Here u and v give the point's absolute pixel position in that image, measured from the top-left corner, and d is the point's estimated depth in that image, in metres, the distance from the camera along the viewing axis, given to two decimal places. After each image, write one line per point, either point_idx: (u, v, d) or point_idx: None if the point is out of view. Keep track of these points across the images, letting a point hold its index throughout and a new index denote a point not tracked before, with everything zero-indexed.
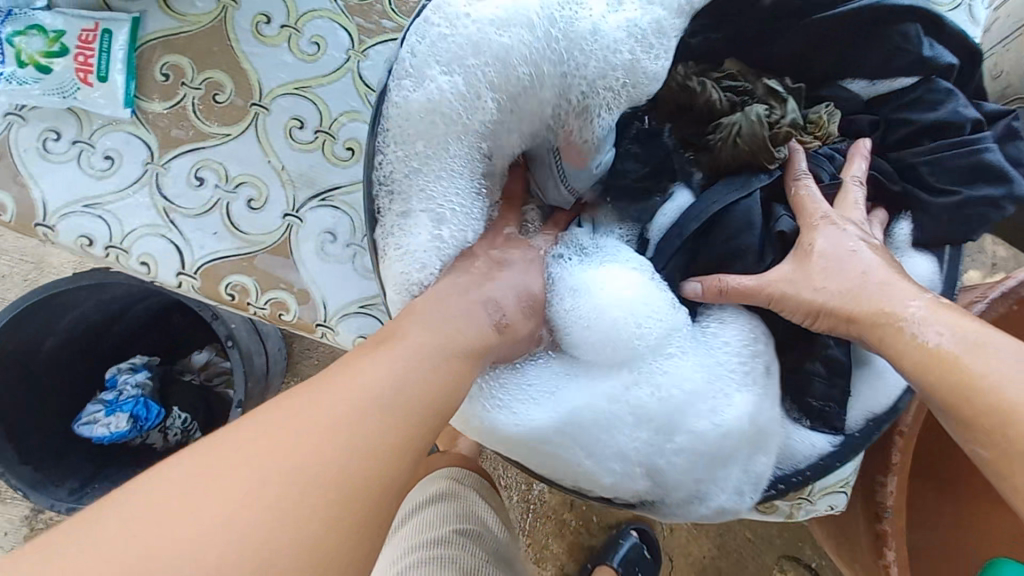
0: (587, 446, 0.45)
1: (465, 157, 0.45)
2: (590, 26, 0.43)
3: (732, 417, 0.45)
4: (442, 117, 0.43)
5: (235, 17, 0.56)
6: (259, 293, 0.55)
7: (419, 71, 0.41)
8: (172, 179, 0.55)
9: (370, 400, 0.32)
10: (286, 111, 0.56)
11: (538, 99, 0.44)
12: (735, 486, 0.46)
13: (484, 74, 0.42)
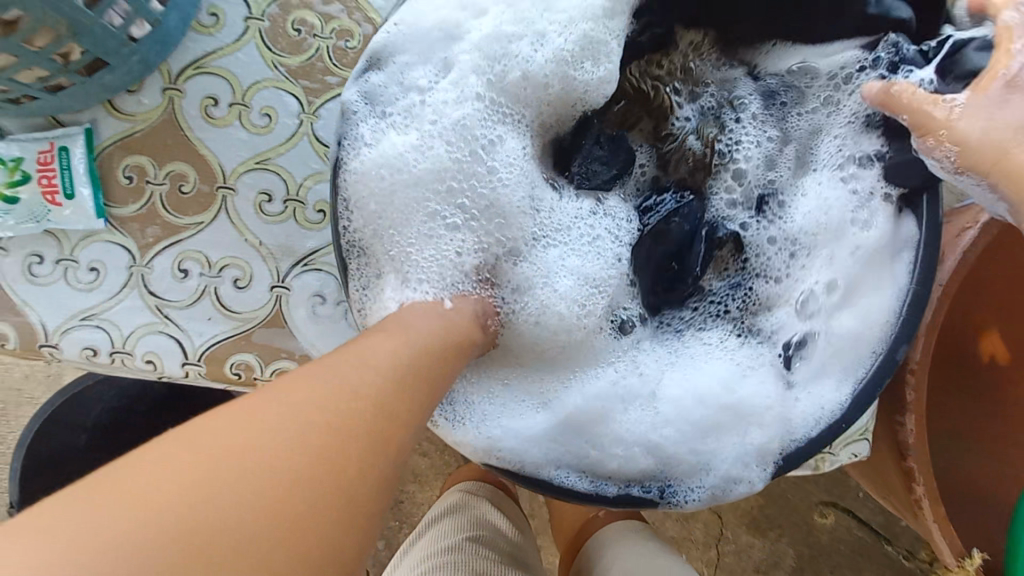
0: (592, 437, 0.45)
1: (424, 188, 0.43)
2: (515, 51, 0.44)
3: (707, 376, 0.48)
4: (398, 166, 0.42)
5: (182, 105, 0.57)
6: (264, 366, 0.57)
7: (373, 137, 0.42)
8: (158, 276, 0.56)
9: (344, 405, 0.28)
10: (252, 188, 0.57)
11: (477, 121, 0.43)
12: (735, 458, 0.46)
13: (426, 117, 0.43)
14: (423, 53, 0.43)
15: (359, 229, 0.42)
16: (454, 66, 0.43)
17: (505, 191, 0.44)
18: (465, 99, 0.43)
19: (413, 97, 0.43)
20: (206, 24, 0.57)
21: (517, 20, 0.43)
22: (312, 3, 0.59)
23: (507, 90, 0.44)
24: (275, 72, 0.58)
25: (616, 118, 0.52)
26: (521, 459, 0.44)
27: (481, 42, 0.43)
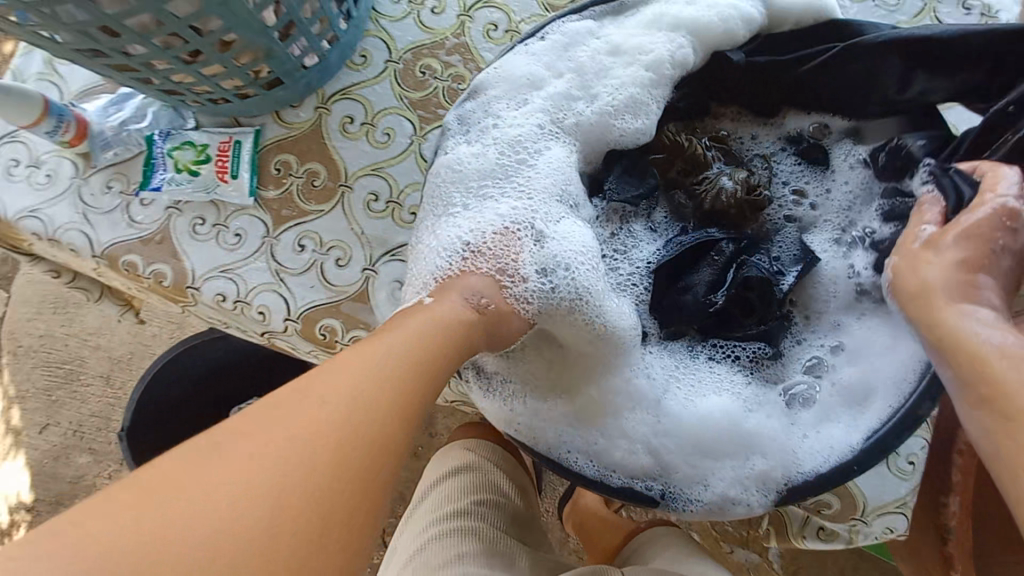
0: (603, 430, 0.51)
1: (485, 185, 0.52)
2: (567, 93, 0.53)
3: (707, 399, 0.53)
4: (466, 167, 0.52)
5: (328, 120, 0.73)
6: (345, 332, 0.68)
7: (454, 145, 0.53)
8: (282, 246, 0.70)
9: (330, 420, 0.35)
10: (365, 189, 0.71)
11: (528, 135, 0.52)
12: (735, 476, 0.51)
13: (493, 131, 0.53)
14: (509, 91, 0.53)
15: (431, 216, 0.53)
16: (530, 102, 0.53)
17: (540, 192, 0.51)
18: (527, 118, 0.53)
19: (489, 122, 0.53)
20: (357, 63, 0.74)
21: (580, 86, 0.54)
22: (438, 53, 0.74)
23: (561, 119, 0.53)
24: (400, 102, 0.73)
25: (638, 162, 0.58)
26: (534, 437, 0.50)
27: (553, 94, 0.53)
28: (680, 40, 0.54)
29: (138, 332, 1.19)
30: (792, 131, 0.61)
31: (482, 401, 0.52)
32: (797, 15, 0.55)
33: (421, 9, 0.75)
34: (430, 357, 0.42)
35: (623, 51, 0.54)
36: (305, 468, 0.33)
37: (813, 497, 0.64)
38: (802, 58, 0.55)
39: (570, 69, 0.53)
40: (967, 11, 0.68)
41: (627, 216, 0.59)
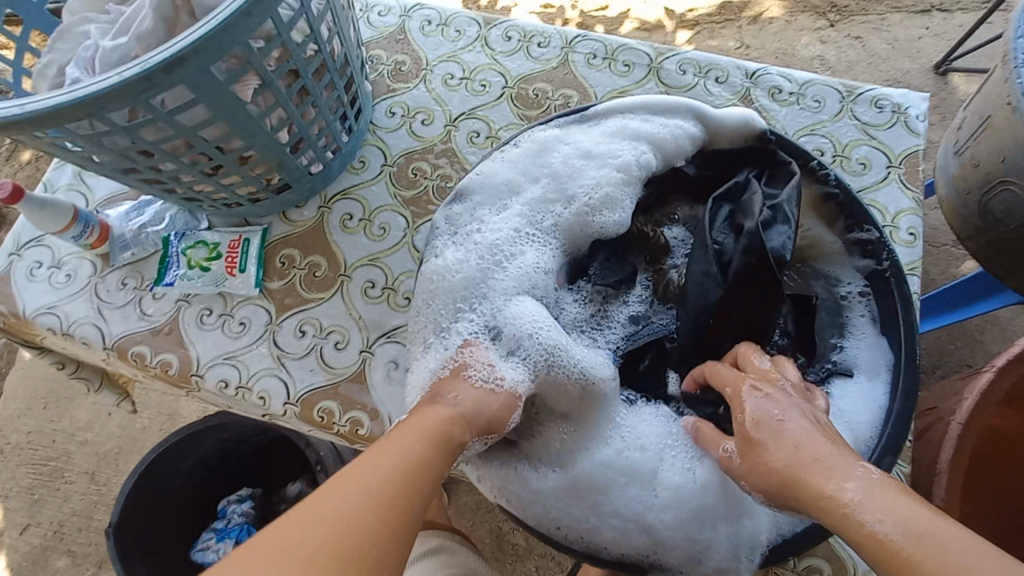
0: (594, 507, 0.53)
1: (468, 282, 0.58)
2: (541, 197, 0.61)
3: (702, 465, 0.54)
4: (450, 267, 0.58)
5: (329, 217, 0.81)
6: (342, 413, 0.71)
7: (440, 249, 0.60)
8: (283, 333, 0.75)
9: (363, 505, 0.39)
10: (363, 278, 0.77)
11: (506, 235, 0.60)
12: (727, 542, 0.51)
13: (475, 234, 0.60)
14: (490, 197, 0.61)
15: (420, 312, 0.59)
16: (509, 207, 0.61)
17: (517, 287, 0.58)
18: (506, 221, 0.60)
19: (473, 225, 0.60)
20: (357, 167, 0.83)
21: (555, 189, 0.62)
22: (428, 156, 0.84)
23: (538, 219, 0.61)
24: (394, 200, 0.81)
25: (617, 252, 0.66)
26: (526, 511, 0.53)
27: (530, 197, 0.61)
28: (642, 147, 0.62)
29: (128, 425, 1.19)
30: None
31: (480, 483, 0.55)
32: (731, 131, 0.63)
33: (412, 121, 0.86)
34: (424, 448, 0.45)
35: (594, 156, 0.62)
36: (346, 548, 0.37)
37: (806, 563, 0.65)
38: (735, 156, 0.65)
39: (545, 174, 0.62)
40: (880, 110, 0.80)
41: (609, 297, 0.64)
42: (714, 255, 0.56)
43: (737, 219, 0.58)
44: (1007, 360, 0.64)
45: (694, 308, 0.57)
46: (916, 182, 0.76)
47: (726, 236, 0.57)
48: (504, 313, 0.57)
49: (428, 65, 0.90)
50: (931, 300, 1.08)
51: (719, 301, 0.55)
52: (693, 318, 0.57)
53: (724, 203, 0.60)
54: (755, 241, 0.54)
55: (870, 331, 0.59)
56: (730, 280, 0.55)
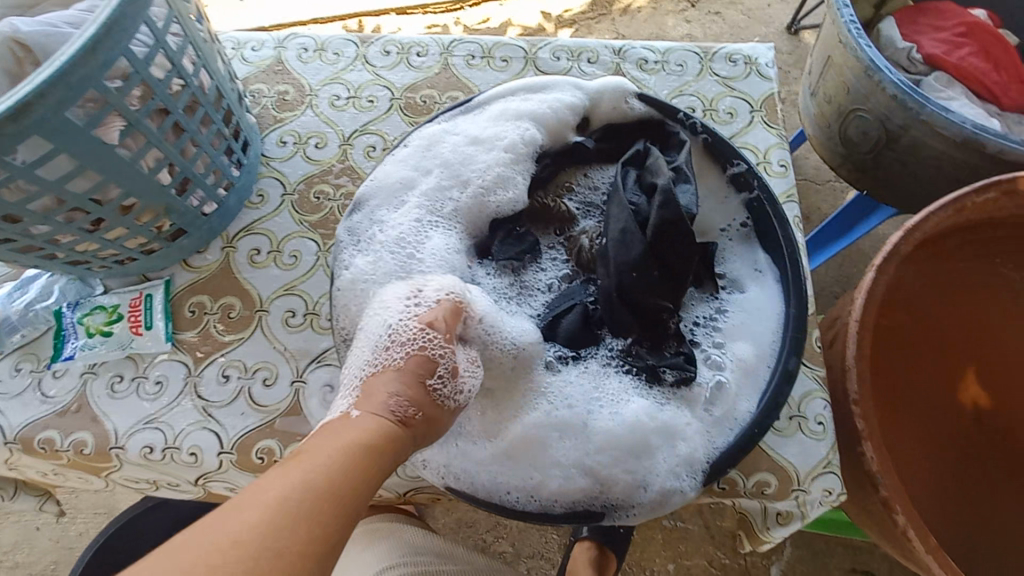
0: (535, 465, 0.54)
1: (386, 282, 0.59)
2: (438, 187, 0.64)
3: (627, 406, 0.56)
4: (365, 277, 0.59)
5: (235, 255, 0.79)
6: (283, 449, 0.68)
7: (351, 258, 0.61)
8: (205, 383, 0.72)
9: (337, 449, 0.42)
10: (282, 308, 0.75)
11: (410, 230, 0.61)
12: (670, 469, 0.54)
13: (380, 237, 0.61)
14: (387, 196, 0.63)
15: (343, 321, 0.59)
16: (407, 201, 0.63)
17: (433, 276, 0.59)
18: (409, 216, 0.62)
19: (374, 228, 0.62)
20: (255, 202, 0.82)
21: (449, 176, 0.64)
22: (328, 178, 0.83)
23: (440, 208, 0.63)
24: (301, 227, 0.80)
25: (518, 227, 0.67)
26: (474, 484, 0.54)
27: (426, 189, 0.63)
28: (525, 124, 0.66)
29: (61, 535, 1.08)
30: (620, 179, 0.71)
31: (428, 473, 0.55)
32: (609, 99, 0.69)
33: (305, 147, 0.86)
34: (360, 439, 0.44)
35: (482, 140, 0.66)
36: (321, 481, 0.39)
37: (755, 479, 0.69)
38: (619, 124, 0.70)
39: (437, 164, 0.65)
40: (735, 63, 0.88)
41: (518, 270, 0.65)
42: (631, 213, 0.58)
43: (646, 180, 0.62)
44: (882, 259, 0.71)
45: (618, 265, 0.58)
46: (778, 121, 0.84)
47: (640, 197, 0.60)
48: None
49: (311, 91, 0.90)
50: (824, 231, 1.18)
51: (640, 256, 0.57)
52: (617, 277, 0.58)
53: (632, 168, 0.64)
54: (670, 195, 0.57)
55: (756, 251, 0.65)
56: (650, 234, 0.57)
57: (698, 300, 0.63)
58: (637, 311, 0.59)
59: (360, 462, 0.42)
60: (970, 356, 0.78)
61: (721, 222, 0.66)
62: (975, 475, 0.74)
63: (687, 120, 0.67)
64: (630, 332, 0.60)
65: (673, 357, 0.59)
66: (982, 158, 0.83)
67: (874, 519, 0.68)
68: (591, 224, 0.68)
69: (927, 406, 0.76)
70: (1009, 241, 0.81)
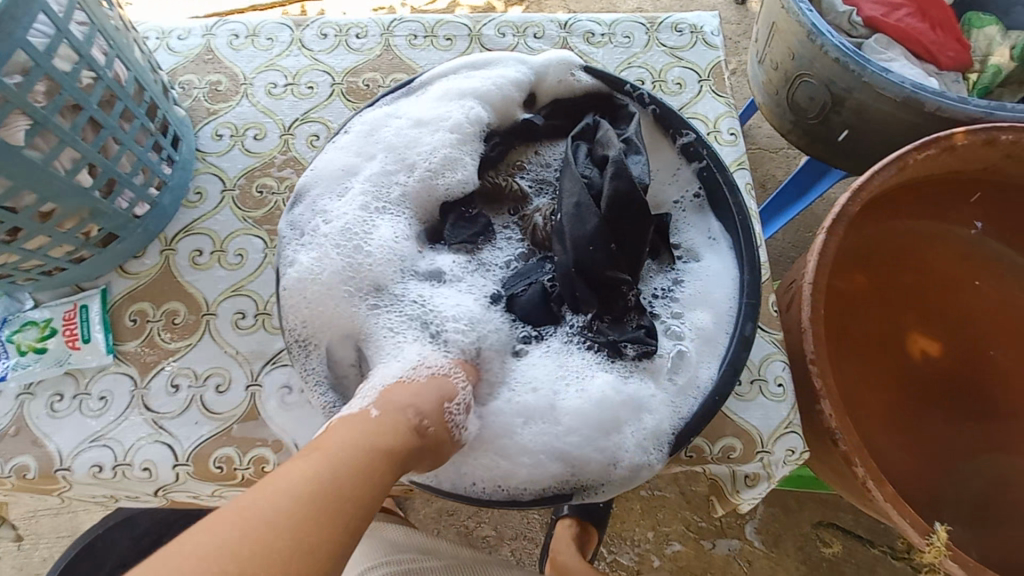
0: (500, 452, 0.53)
1: (334, 274, 0.58)
2: (383, 172, 0.63)
3: (592, 381, 0.56)
4: (315, 272, 0.58)
5: (176, 258, 0.74)
6: (242, 456, 0.65)
7: (298, 251, 0.59)
8: (154, 394, 0.68)
9: (355, 441, 0.43)
10: (230, 310, 0.72)
11: (354, 217, 0.61)
12: (636, 443, 0.54)
13: (322, 229, 0.60)
14: (330, 186, 0.63)
15: (291, 319, 0.58)
16: (350, 188, 0.62)
17: (380, 267, 0.60)
18: (355, 204, 0.61)
19: (317, 219, 0.61)
20: (193, 201, 0.78)
21: (394, 160, 0.63)
22: (271, 171, 0.80)
23: (386, 194, 0.62)
24: (245, 223, 0.77)
25: (470, 208, 0.66)
26: (439, 476, 0.54)
27: (370, 174, 0.63)
28: (471, 103, 0.65)
29: (24, 563, 1.01)
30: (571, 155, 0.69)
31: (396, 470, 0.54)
32: (555, 74, 0.68)
33: (243, 139, 0.81)
34: (370, 438, 0.44)
35: (426, 122, 0.64)
36: (347, 468, 0.41)
37: (721, 445, 0.70)
38: (566, 98, 0.69)
39: (382, 148, 0.64)
40: (681, 33, 0.87)
41: (472, 250, 0.64)
42: (584, 186, 0.57)
43: (597, 152, 0.61)
44: (831, 221, 0.72)
45: (574, 240, 0.56)
46: (725, 89, 0.84)
47: (592, 170, 0.60)
48: (389, 301, 0.59)
49: (246, 80, 0.85)
50: (778, 197, 1.20)
51: (595, 229, 0.56)
52: (573, 252, 0.56)
53: (582, 142, 0.62)
54: (622, 166, 0.56)
55: (708, 219, 0.65)
56: (604, 207, 0.56)
57: (654, 273, 0.63)
58: (596, 286, 0.57)
59: (372, 459, 0.43)
60: (919, 310, 0.81)
61: (672, 194, 0.66)
62: (942, 429, 0.76)
63: (632, 91, 0.66)
64: (591, 307, 0.58)
65: (634, 331, 0.58)
66: (921, 116, 0.85)
67: (835, 471, 0.70)
68: (543, 201, 0.67)
69: (880, 361, 0.79)
70: (948, 193, 0.83)
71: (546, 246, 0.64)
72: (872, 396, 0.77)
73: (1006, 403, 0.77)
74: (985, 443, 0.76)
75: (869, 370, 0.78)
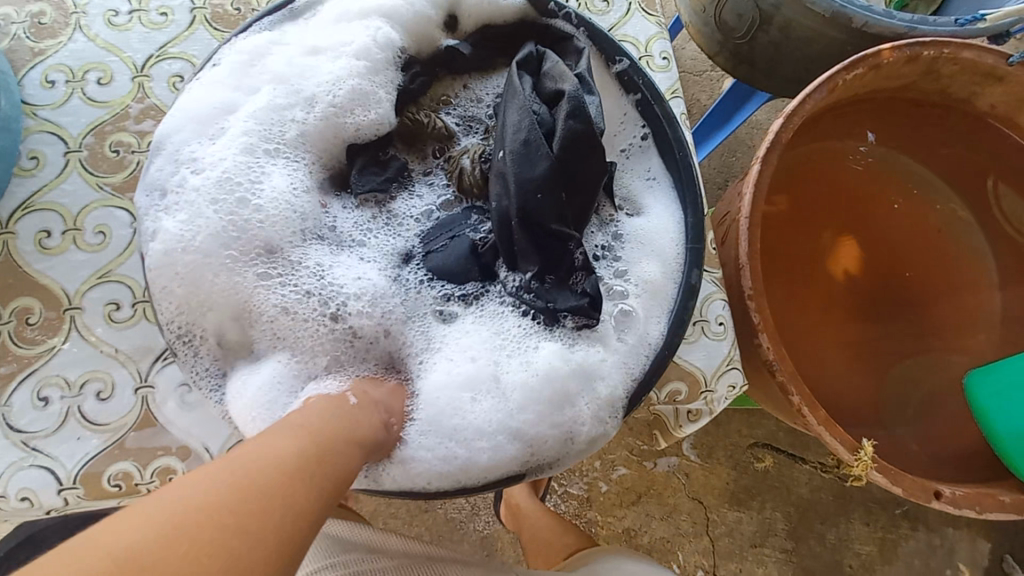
0: (456, 439, 0.49)
1: (213, 232, 0.50)
2: (271, 109, 0.53)
3: (538, 353, 0.51)
4: (190, 234, 0.50)
5: (17, 244, 0.60)
6: (143, 470, 0.56)
7: (169, 206, 0.51)
8: (17, 410, 0.57)
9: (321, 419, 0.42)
10: (100, 302, 0.60)
11: (230, 162, 0.51)
12: (594, 412, 0.51)
13: (187, 179, 0.51)
14: (194, 128, 0.52)
15: (159, 289, 0.50)
16: (226, 128, 0.52)
17: (270, 226, 0.52)
18: (234, 144, 0.52)
19: (184, 168, 0.51)
20: (28, 167, 0.62)
21: (286, 93, 0.54)
22: (125, 125, 0.64)
23: (270, 138, 0.53)
24: (101, 192, 0.62)
25: (381, 150, 0.57)
26: (383, 479, 0.48)
27: (254, 111, 0.53)
28: (376, 23, 0.56)
29: None
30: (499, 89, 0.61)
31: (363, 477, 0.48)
32: None
33: (84, 84, 0.65)
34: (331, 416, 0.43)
35: (321, 50, 0.55)
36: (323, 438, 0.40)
37: (666, 390, 0.71)
38: (490, 20, 0.59)
39: (269, 79, 0.54)
40: None
41: (383, 202, 0.57)
42: (534, 122, 0.49)
43: (547, 87, 0.52)
44: (765, 149, 0.69)
45: (521, 182, 0.49)
46: (656, 7, 0.76)
47: (542, 106, 0.51)
48: (281, 263, 0.52)
49: (75, 7, 0.67)
50: (706, 122, 1.17)
51: (546, 173, 0.48)
52: (519, 197, 0.49)
53: (525, 73, 0.53)
54: (580, 105, 0.50)
55: (651, 160, 0.59)
56: (557, 146, 0.49)
57: (597, 225, 0.58)
58: (538, 240, 0.50)
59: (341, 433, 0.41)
60: (850, 232, 0.83)
61: (616, 142, 0.60)
62: (870, 349, 0.80)
63: (558, 9, 0.57)
64: (530, 265, 0.51)
65: (576, 300, 0.51)
66: (849, 33, 0.82)
67: (773, 399, 0.72)
68: (470, 141, 0.59)
69: (816, 286, 0.81)
70: (875, 112, 0.83)
71: (473, 196, 0.57)
72: (809, 321, 0.80)
73: (922, 321, 0.81)
74: (907, 356, 0.80)
75: (807, 300, 0.80)
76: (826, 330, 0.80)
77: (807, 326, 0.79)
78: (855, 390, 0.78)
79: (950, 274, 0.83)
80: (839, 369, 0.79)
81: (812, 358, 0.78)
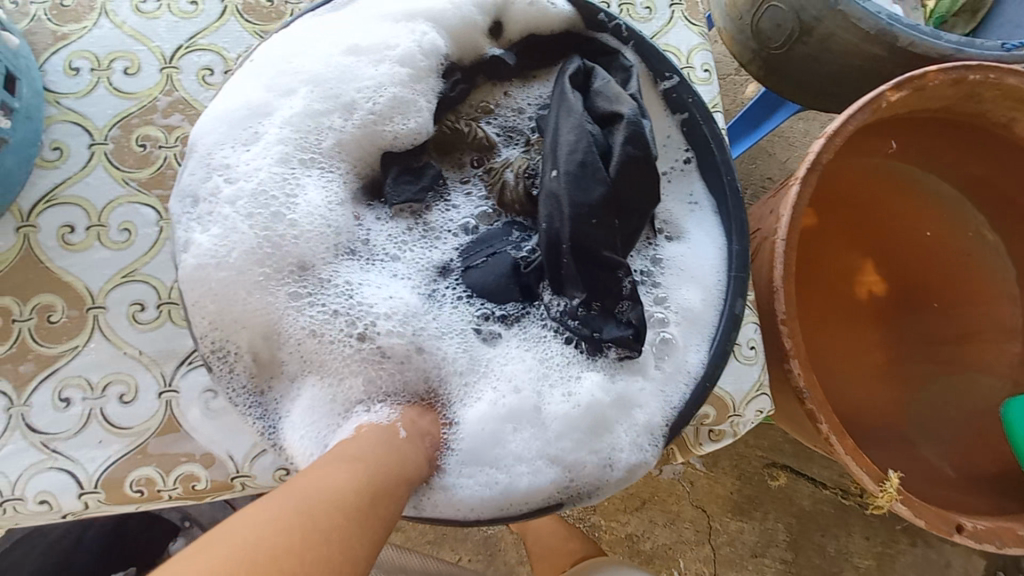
0: (494, 464, 0.48)
1: (254, 243, 0.49)
2: (311, 113, 0.51)
3: (581, 383, 0.50)
4: (225, 248, 0.48)
5: (39, 238, 0.59)
6: (166, 476, 0.55)
7: (206, 217, 0.49)
8: (38, 411, 0.55)
9: (372, 449, 0.42)
10: (123, 302, 0.58)
11: (267, 173, 0.50)
12: (634, 441, 0.50)
13: (223, 190, 0.49)
14: (228, 132, 0.50)
15: (191, 298, 0.49)
16: (261, 134, 0.51)
17: (309, 241, 0.50)
18: (272, 152, 0.50)
19: (217, 175, 0.50)
20: (50, 158, 0.60)
21: (324, 98, 0.51)
22: (152, 118, 0.62)
23: (308, 146, 0.51)
24: (127, 188, 0.61)
25: (417, 160, 0.55)
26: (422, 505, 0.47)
27: (290, 116, 0.51)
28: (421, 28, 0.53)
29: None
30: (543, 98, 0.59)
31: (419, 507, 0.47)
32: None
33: (110, 73, 0.63)
34: (380, 446, 0.43)
35: (364, 51, 0.52)
36: (376, 469, 0.40)
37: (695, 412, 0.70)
38: (536, 28, 0.57)
39: (307, 80, 0.51)
40: None
41: (419, 211, 0.55)
42: (589, 142, 0.48)
43: (600, 106, 0.50)
44: (807, 170, 0.68)
45: (570, 206, 0.47)
46: (699, 17, 0.74)
47: (595, 125, 0.49)
48: (314, 280, 0.50)
49: None
50: (733, 131, 1.15)
51: (600, 199, 0.47)
52: (568, 221, 0.47)
53: (575, 88, 0.52)
54: (638, 130, 0.49)
55: (694, 183, 0.58)
56: (615, 171, 0.48)
57: (637, 250, 0.56)
58: (585, 262, 0.48)
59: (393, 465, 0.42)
60: (880, 258, 0.81)
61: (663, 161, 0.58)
62: (897, 377, 0.79)
63: (609, 19, 0.56)
64: (577, 291, 0.49)
65: (620, 330, 0.50)
66: (891, 51, 0.80)
67: (798, 425, 0.71)
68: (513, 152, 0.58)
69: (844, 312, 0.80)
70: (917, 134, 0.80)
71: (514, 212, 0.56)
72: (835, 347, 0.79)
73: (953, 349, 0.80)
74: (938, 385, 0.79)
75: (835, 326, 0.79)
76: (854, 357, 0.79)
77: (834, 351, 0.78)
78: (884, 419, 0.77)
79: (983, 305, 0.81)
80: (869, 399, 0.77)
81: (840, 385, 0.77)
